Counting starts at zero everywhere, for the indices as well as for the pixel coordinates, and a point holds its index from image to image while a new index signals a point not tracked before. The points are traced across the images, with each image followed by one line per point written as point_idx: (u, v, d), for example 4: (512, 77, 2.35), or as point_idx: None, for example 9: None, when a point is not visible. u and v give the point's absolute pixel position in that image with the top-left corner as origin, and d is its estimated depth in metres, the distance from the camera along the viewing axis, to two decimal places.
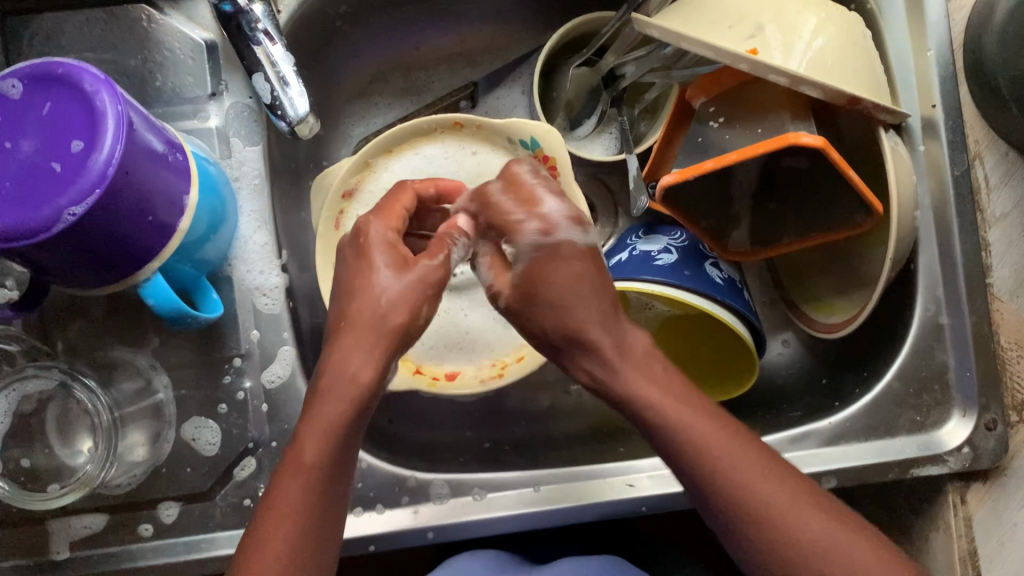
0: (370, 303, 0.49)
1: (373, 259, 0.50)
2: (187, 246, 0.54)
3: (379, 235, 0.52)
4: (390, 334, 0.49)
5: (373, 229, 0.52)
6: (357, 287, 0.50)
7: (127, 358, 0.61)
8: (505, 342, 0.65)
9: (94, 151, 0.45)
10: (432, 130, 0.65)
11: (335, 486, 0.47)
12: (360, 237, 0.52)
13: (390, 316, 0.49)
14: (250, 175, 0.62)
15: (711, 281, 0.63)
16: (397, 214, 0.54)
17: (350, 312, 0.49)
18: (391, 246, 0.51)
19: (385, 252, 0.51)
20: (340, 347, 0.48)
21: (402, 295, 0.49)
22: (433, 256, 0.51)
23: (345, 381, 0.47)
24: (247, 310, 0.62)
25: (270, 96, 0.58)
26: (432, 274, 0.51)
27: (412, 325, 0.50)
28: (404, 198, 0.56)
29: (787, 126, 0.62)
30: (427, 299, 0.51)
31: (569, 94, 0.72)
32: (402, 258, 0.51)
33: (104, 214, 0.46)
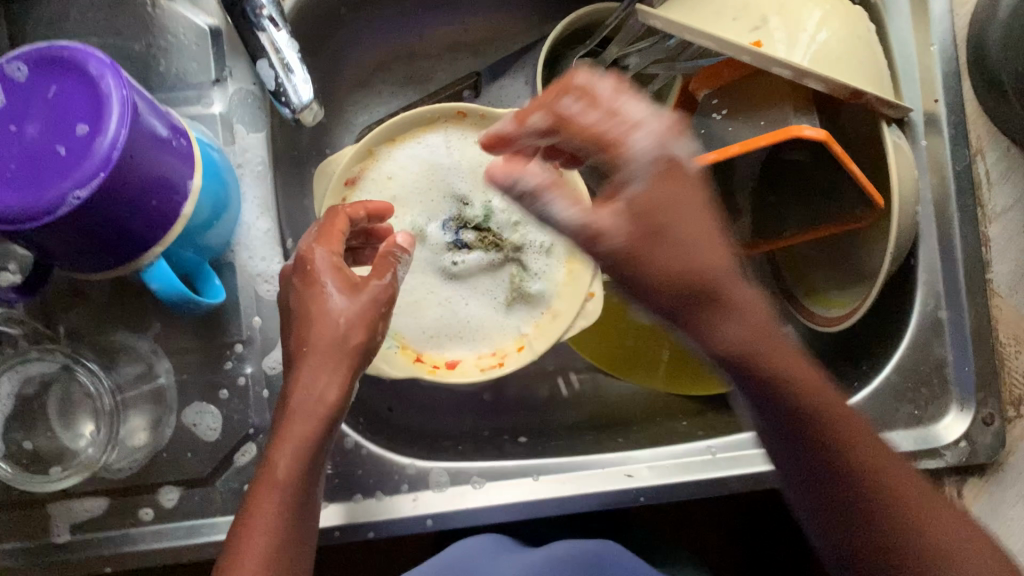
0: (329, 327, 0.48)
1: (325, 286, 0.49)
2: (189, 230, 0.54)
3: (326, 262, 0.49)
4: (351, 354, 0.48)
5: (317, 257, 0.50)
6: (313, 315, 0.48)
7: (128, 342, 0.61)
8: (506, 332, 0.65)
9: (99, 134, 0.45)
10: (435, 119, 0.65)
11: (304, 502, 0.48)
12: (304, 265, 0.49)
13: (350, 336, 0.48)
14: (254, 162, 0.62)
15: None
16: (336, 238, 0.51)
17: (309, 338, 0.48)
18: (340, 269, 0.50)
19: (336, 276, 0.49)
20: (303, 370, 0.48)
21: (359, 313, 0.49)
22: (383, 276, 0.50)
23: (313, 402, 0.47)
24: (249, 297, 0.62)
25: (274, 83, 0.58)
26: (383, 294, 0.50)
27: (371, 343, 0.49)
28: (338, 220, 0.53)
29: (790, 119, 0.63)
30: (382, 315, 0.50)
31: None
32: (351, 279, 0.50)
33: (108, 198, 0.46)
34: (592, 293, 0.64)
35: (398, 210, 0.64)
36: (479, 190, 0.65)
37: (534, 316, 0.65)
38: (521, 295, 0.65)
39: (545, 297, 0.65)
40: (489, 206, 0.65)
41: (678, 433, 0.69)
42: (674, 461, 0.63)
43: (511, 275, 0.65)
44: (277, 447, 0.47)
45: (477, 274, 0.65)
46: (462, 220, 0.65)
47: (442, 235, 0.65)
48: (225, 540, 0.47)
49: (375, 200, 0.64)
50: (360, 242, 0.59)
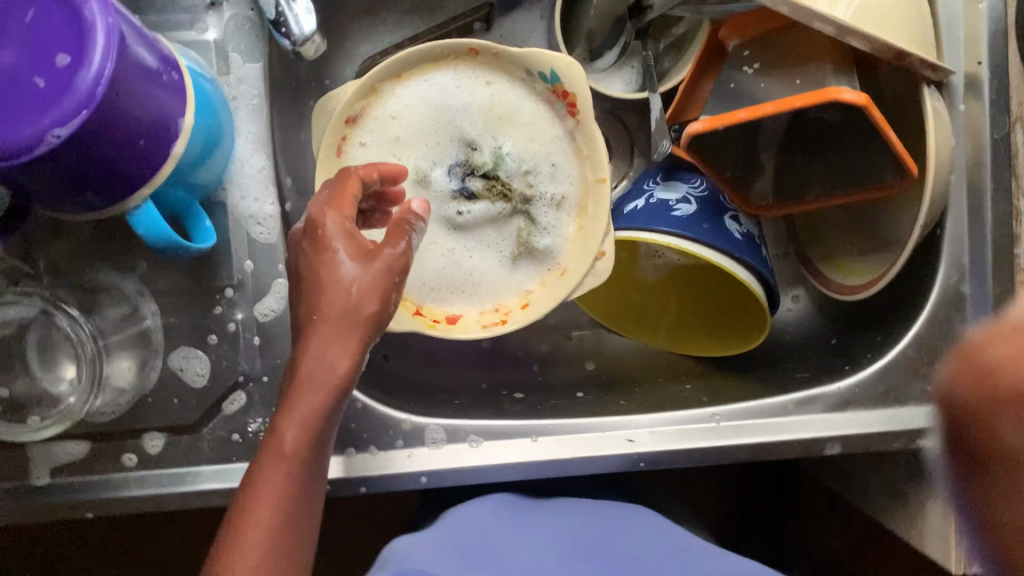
0: (339, 297, 0.47)
1: (336, 250, 0.48)
2: (180, 169, 0.51)
3: (337, 227, 0.49)
4: (364, 322, 0.47)
5: (329, 222, 0.49)
6: (324, 282, 0.47)
7: (114, 282, 0.58)
8: (510, 287, 0.62)
9: (82, 67, 0.41)
10: (445, 56, 0.61)
11: (311, 469, 0.48)
12: (314, 230, 0.49)
13: (362, 305, 0.47)
14: (248, 94, 0.58)
15: (729, 235, 0.61)
16: (347, 204, 0.50)
17: (320, 306, 0.47)
18: (351, 235, 0.49)
19: (346, 243, 0.48)
20: (313, 341, 0.47)
21: (370, 283, 0.47)
22: (398, 244, 0.49)
23: (322, 372, 0.46)
24: (242, 240, 0.59)
25: (273, 11, 0.53)
26: (398, 262, 0.49)
27: (384, 313, 0.48)
28: (351, 183, 0.52)
29: (828, 79, 0.59)
30: (396, 285, 0.49)
31: (592, 23, 0.68)
32: (364, 247, 0.49)
33: (91, 137, 0.42)
34: (603, 253, 0.60)
35: (403, 153, 0.61)
36: (488, 134, 0.62)
37: (541, 272, 0.62)
38: (528, 250, 0.62)
39: (553, 252, 0.62)
40: (499, 152, 0.61)
41: (681, 397, 0.66)
42: (677, 428, 0.61)
43: (517, 228, 0.62)
44: (284, 418, 0.46)
45: (482, 225, 0.63)
46: (470, 165, 0.62)
47: (447, 182, 0.62)
48: (226, 510, 0.47)
49: (378, 141, 0.60)
50: (371, 205, 0.57)
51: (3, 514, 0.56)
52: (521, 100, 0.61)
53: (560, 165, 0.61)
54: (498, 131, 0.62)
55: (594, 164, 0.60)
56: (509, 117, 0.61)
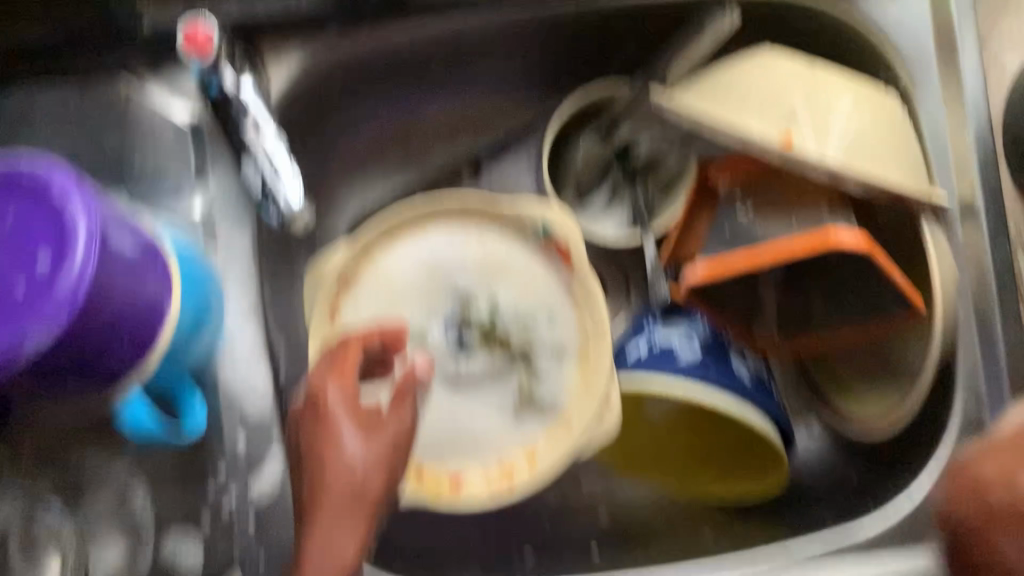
0: (344, 476, 0.46)
1: (339, 425, 0.47)
2: (171, 352, 0.49)
3: (339, 396, 0.48)
4: (371, 504, 0.46)
5: (330, 394, 0.47)
6: (328, 462, 0.46)
7: (102, 467, 0.55)
8: (515, 443, 0.59)
9: (65, 268, 0.40)
10: (435, 215, 0.60)
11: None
12: (316, 403, 0.47)
13: (368, 485, 0.46)
14: (240, 264, 0.57)
15: (735, 378, 0.59)
16: (350, 370, 0.48)
17: (324, 484, 0.46)
18: (354, 405, 0.48)
19: (350, 416, 0.47)
20: (319, 524, 0.45)
21: (377, 459, 0.47)
22: (401, 417, 0.48)
23: (330, 558, 0.45)
24: (234, 414, 0.56)
25: (263, 188, 0.55)
26: (404, 437, 0.48)
27: (390, 489, 0.47)
28: (351, 350, 0.50)
29: (825, 218, 0.58)
30: (401, 460, 0.48)
31: (580, 168, 0.68)
32: (367, 417, 0.48)
33: (75, 338, 0.40)
34: (610, 398, 0.57)
35: (397, 311, 0.60)
36: (483, 286, 0.60)
37: (546, 425, 0.59)
38: (531, 403, 0.60)
39: (556, 404, 0.59)
40: (495, 305, 0.60)
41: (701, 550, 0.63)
42: None
43: (518, 380, 0.60)
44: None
45: (483, 380, 0.61)
46: (465, 318, 0.60)
47: (443, 339, 0.61)
48: None
49: (373, 300, 0.59)
50: None
51: None
52: (515, 251, 0.60)
53: (558, 315, 0.60)
54: (494, 283, 0.60)
55: (592, 310, 0.59)
56: (505, 269, 0.60)
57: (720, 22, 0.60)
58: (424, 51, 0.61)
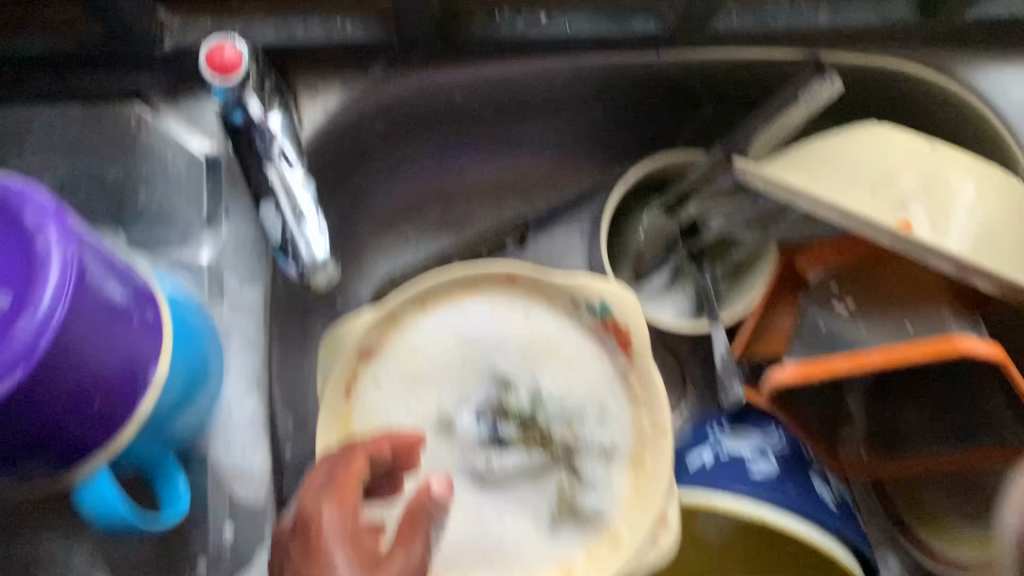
0: None
1: (333, 560, 0.34)
2: (152, 421, 0.41)
3: (336, 528, 0.35)
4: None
5: (325, 520, 0.35)
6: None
7: (57, 553, 0.46)
8: (548, 559, 0.49)
9: (27, 310, 0.32)
10: (477, 280, 0.53)
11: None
12: (306, 531, 0.35)
13: None
14: (244, 325, 0.49)
15: (822, 503, 0.49)
16: (351, 491, 0.37)
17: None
18: (354, 537, 0.36)
19: (349, 549, 0.35)
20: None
21: None
22: (411, 548, 0.35)
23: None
24: (221, 501, 0.47)
25: (281, 234, 0.45)
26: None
27: None
28: (356, 463, 0.39)
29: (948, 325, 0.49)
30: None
31: (642, 244, 0.59)
32: (370, 554, 0.35)
33: (31, 399, 0.32)
34: (665, 516, 0.48)
35: (423, 392, 0.51)
36: (524, 370, 0.52)
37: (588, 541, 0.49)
38: (571, 510, 0.50)
39: (603, 518, 0.49)
40: (538, 393, 0.51)
41: None
42: None
43: (560, 485, 0.50)
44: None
45: (518, 480, 0.51)
46: (503, 409, 0.52)
47: (474, 428, 0.51)
48: None
49: (394, 378, 0.51)
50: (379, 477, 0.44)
51: None
52: (561, 331, 0.52)
53: (609, 408, 0.51)
54: (536, 369, 0.52)
55: (653, 410, 0.50)
56: (551, 353, 0.52)
57: (818, 90, 0.48)
58: (479, 99, 0.54)
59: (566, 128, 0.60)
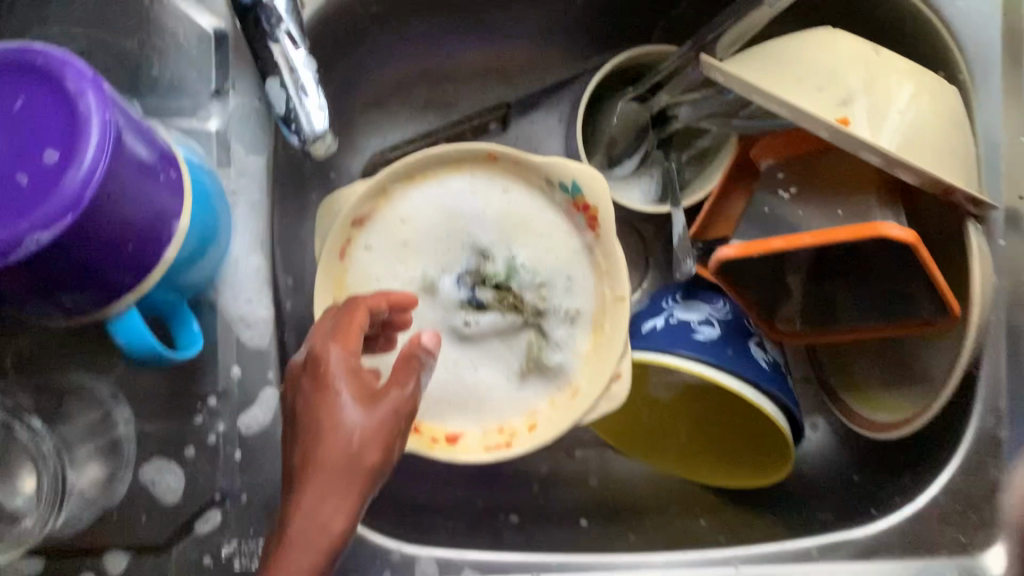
0: (337, 446, 0.38)
1: (338, 390, 0.40)
2: (172, 271, 0.47)
3: (341, 365, 0.41)
4: (365, 475, 0.38)
5: (332, 357, 0.41)
6: (323, 428, 0.39)
7: (85, 384, 0.53)
8: (516, 405, 0.57)
9: (71, 165, 0.37)
10: (462, 159, 0.57)
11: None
12: (315, 368, 0.41)
13: (364, 455, 0.38)
14: (250, 190, 0.54)
15: (757, 364, 0.57)
16: (354, 336, 0.42)
17: (315, 459, 0.38)
18: (357, 373, 0.41)
19: (351, 381, 0.40)
20: (305, 494, 0.38)
21: (375, 430, 0.39)
22: (405, 382, 0.41)
23: (315, 531, 0.37)
24: (229, 344, 0.54)
25: (284, 106, 0.50)
26: (405, 406, 0.40)
27: (386, 465, 0.39)
28: (358, 314, 0.44)
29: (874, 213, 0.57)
30: (402, 431, 0.40)
31: (615, 130, 0.64)
32: (369, 387, 0.41)
33: (75, 242, 0.38)
34: (619, 373, 0.55)
35: (409, 257, 0.57)
36: (502, 242, 0.58)
37: (551, 391, 0.57)
38: (538, 366, 0.57)
39: (564, 372, 0.57)
40: (513, 262, 0.57)
41: (695, 534, 0.62)
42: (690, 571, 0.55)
43: (528, 342, 0.58)
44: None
45: (492, 337, 0.58)
46: (480, 275, 0.58)
47: (455, 291, 0.58)
48: None
49: (384, 244, 0.56)
50: (375, 331, 0.50)
51: None
52: (537, 208, 0.58)
53: (576, 278, 0.57)
54: (513, 241, 0.58)
55: (613, 281, 0.56)
56: (526, 227, 0.58)
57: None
58: None
59: (550, 18, 0.64)
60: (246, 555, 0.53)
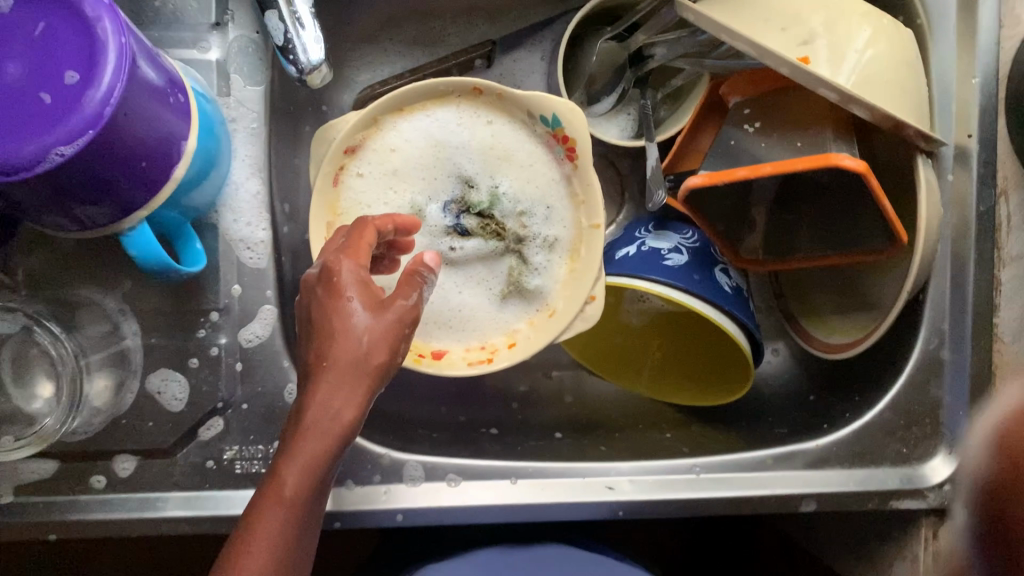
0: (347, 347, 0.42)
1: (349, 299, 0.43)
2: (178, 193, 0.50)
3: (353, 276, 0.44)
4: (373, 374, 0.42)
5: (343, 270, 0.44)
6: (335, 331, 0.42)
7: (94, 299, 0.57)
8: (497, 326, 0.61)
9: (91, 86, 0.40)
10: (449, 93, 0.60)
11: (307, 520, 0.42)
12: (328, 278, 0.43)
13: (372, 356, 0.42)
14: (248, 118, 0.58)
15: (720, 288, 0.62)
16: (363, 252, 0.45)
17: (328, 358, 0.42)
18: (366, 284, 0.44)
19: (362, 292, 0.43)
20: (319, 389, 0.42)
21: (383, 335, 0.43)
22: (410, 295, 0.44)
23: (327, 420, 0.41)
24: (230, 263, 0.58)
25: (283, 38, 0.53)
26: (410, 314, 0.44)
27: (391, 366, 0.43)
28: (367, 231, 0.47)
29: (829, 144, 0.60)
30: (406, 337, 0.44)
31: (593, 68, 0.67)
32: (376, 296, 0.44)
33: (95, 157, 0.41)
34: (593, 297, 0.59)
35: (399, 185, 0.60)
36: (486, 173, 0.61)
37: (530, 312, 0.61)
38: (518, 289, 0.61)
39: (544, 295, 0.61)
40: (496, 192, 0.61)
41: (662, 446, 0.66)
42: (657, 477, 0.60)
43: (510, 266, 0.62)
44: (286, 461, 0.41)
45: (473, 262, 0.62)
46: (465, 203, 0.61)
47: (442, 218, 0.61)
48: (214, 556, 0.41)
49: (375, 173, 0.60)
50: (381, 250, 0.53)
51: None
52: (519, 140, 0.61)
53: (554, 208, 0.61)
54: (496, 172, 0.61)
55: (589, 210, 0.60)
56: (508, 157, 0.61)
57: None
58: None
59: None
60: (246, 460, 0.57)
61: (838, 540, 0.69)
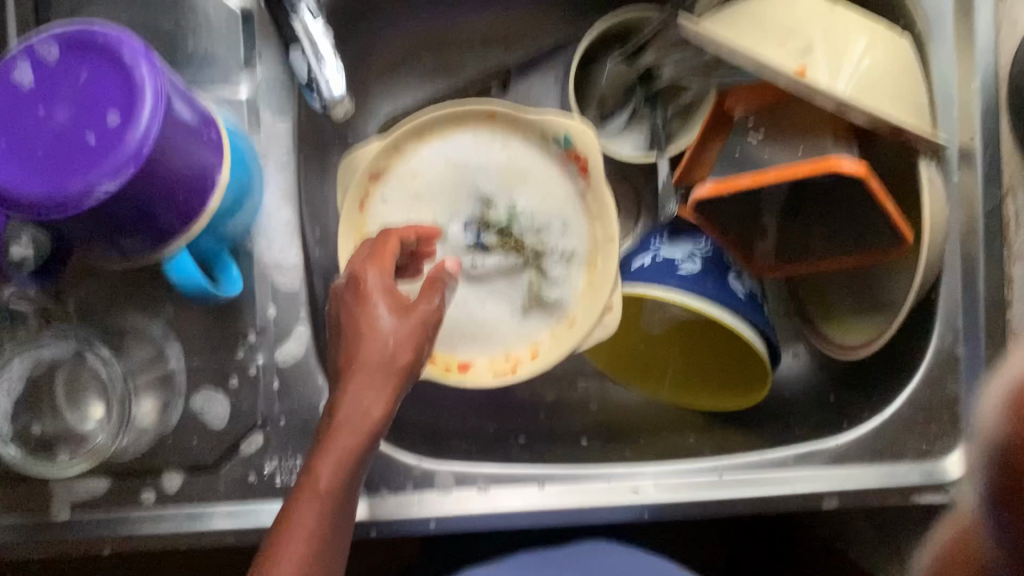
0: (375, 347, 0.45)
1: (375, 303, 0.46)
2: (215, 222, 0.54)
3: (379, 283, 0.47)
4: (400, 373, 0.45)
5: (369, 277, 0.47)
6: (363, 333, 0.45)
7: (139, 325, 0.61)
8: (520, 337, 0.64)
9: (131, 125, 0.44)
10: (465, 119, 0.64)
11: (342, 510, 0.46)
12: (355, 284, 0.47)
13: (398, 356, 0.45)
14: (278, 150, 0.62)
15: (733, 294, 0.64)
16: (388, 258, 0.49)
17: (356, 358, 0.45)
18: (391, 290, 0.47)
19: (387, 297, 0.46)
20: (350, 388, 0.45)
21: (407, 336, 0.46)
22: (432, 299, 0.47)
23: (358, 417, 0.44)
24: (265, 287, 0.61)
25: (306, 74, 0.57)
26: (433, 317, 0.47)
27: (417, 365, 0.46)
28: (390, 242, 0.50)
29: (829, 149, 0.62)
30: (429, 338, 0.47)
31: (604, 88, 0.71)
32: (401, 301, 0.47)
33: (135, 190, 0.45)
34: (610, 306, 0.61)
35: (421, 206, 0.64)
36: (503, 192, 0.64)
37: (550, 324, 0.63)
38: (539, 302, 0.64)
39: (564, 306, 0.63)
40: (513, 209, 0.64)
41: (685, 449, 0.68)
42: (681, 478, 0.62)
43: (529, 280, 0.65)
44: (321, 455, 0.44)
45: (496, 277, 0.65)
46: (484, 222, 0.65)
47: (463, 236, 0.65)
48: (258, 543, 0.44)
49: (399, 196, 0.63)
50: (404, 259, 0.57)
51: (38, 544, 0.58)
52: (533, 160, 0.64)
53: (571, 223, 0.63)
54: (513, 191, 0.64)
55: (604, 222, 0.62)
56: (524, 176, 0.64)
57: None
58: None
59: None
60: (286, 472, 0.60)
61: (866, 538, 0.71)
